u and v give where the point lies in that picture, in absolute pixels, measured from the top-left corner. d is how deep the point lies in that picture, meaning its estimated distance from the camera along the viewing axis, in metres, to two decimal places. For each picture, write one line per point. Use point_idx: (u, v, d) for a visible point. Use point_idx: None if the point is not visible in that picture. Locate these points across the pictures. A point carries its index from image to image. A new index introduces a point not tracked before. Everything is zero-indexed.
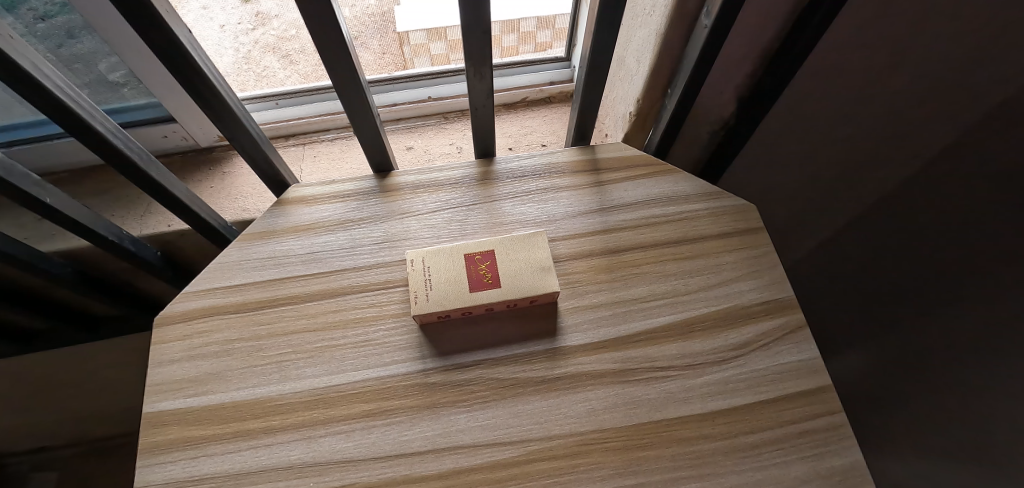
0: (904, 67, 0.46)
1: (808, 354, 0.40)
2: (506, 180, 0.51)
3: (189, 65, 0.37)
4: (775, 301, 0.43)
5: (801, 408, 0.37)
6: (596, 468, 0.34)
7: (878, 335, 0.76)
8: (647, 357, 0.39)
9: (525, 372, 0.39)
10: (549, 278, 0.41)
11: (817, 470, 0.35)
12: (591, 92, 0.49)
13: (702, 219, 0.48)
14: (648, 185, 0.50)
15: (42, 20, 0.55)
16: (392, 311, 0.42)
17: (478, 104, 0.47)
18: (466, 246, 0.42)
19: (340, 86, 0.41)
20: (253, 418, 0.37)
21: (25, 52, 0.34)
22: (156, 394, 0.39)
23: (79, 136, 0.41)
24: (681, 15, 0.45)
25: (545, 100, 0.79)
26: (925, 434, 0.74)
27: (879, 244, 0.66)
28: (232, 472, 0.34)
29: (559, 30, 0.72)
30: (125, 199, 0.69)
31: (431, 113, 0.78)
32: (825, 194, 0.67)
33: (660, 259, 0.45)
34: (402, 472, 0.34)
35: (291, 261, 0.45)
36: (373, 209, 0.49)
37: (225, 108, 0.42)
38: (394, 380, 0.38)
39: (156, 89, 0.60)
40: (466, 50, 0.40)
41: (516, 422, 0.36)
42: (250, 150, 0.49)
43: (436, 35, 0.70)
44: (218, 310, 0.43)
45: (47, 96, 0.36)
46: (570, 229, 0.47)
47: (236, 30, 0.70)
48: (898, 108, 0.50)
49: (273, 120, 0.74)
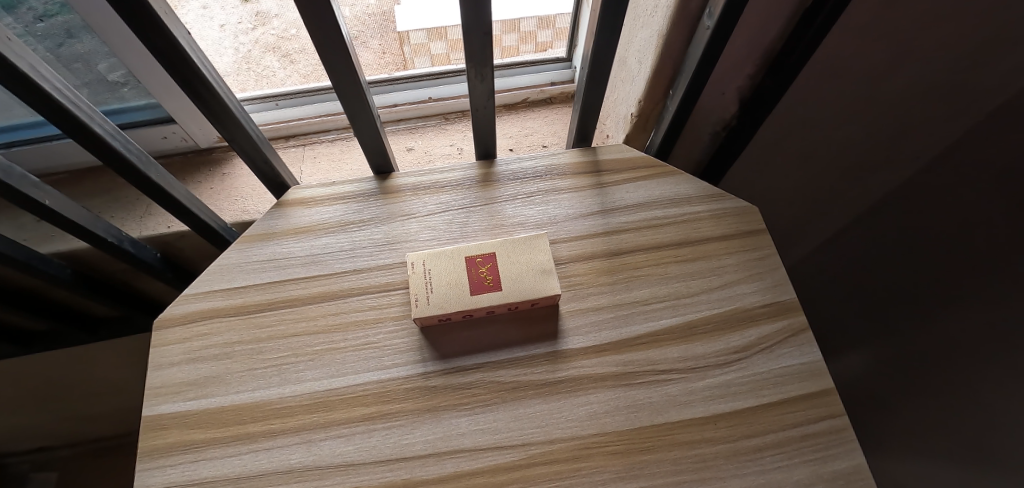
0: (906, 68, 0.46)
1: (811, 357, 0.40)
2: (507, 181, 0.50)
3: (187, 66, 0.37)
4: (777, 304, 0.43)
5: (803, 412, 0.37)
6: (597, 472, 0.34)
7: (879, 337, 0.75)
8: (648, 360, 0.39)
9: (526, 375, 0.39)
10: (550, 281, 0.41)
11: (820, 474, 0.34)
12: (592, 93, 0.48)
13: (704, 221, 0.48)
14: (650, 186, 0.50)
15: (42, 19, 0.55)
16: (393, 314, 0.41)
17: (478, 105, 0.47)
18: (467, 249, 0.42)
19: (340, 87, 0.41)
20: (253, 421, 0.37)
21: (23, 53, 0.34)
22: (155, 397, 0.38)
23: (78, 138, 0.41)
24: (683, 15, 0.45)
25: (546, 100, 0.78)
26: (928, 435, 0.73)
27: (880, 245, 0.66)
28: (232, 475, 0.34)
29: (560, 30, 0.72)
30: (125, 200, 0.69)
31: (432, 114, 0.78)
32: (827, 196, 0.66)
33: (661, 262, 0.45)
34: (402, 476, 0.34)
35: (291, 264, 0.45)
36: (373, 211, 0.48)
37: (224, 109, 0.42)
38: (394, 383, 0.38)
39: (156, 89, 0.60)
40: (467, 51, 0.39)
41: (518, 425, 0.36)
42: (249, 152, 0.48)
43: (436, 35, 0.70)
44: (218, 313, 0.42)
45: (45, 97, 0.36)
46: (572, 231, 0.46)
47: (236, 30, 0.70)
48: (900, 108, 0.50)
49: (274, 120, 0.74)
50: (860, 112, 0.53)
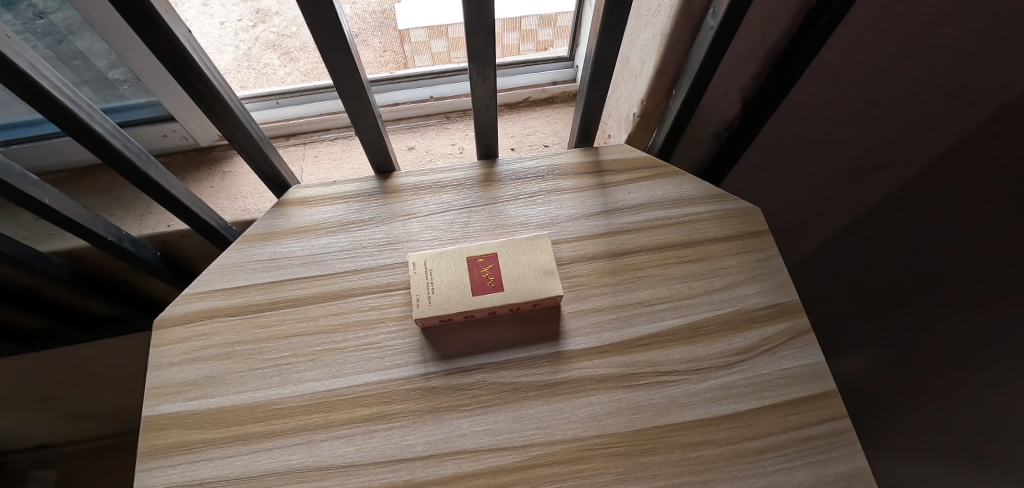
0: (909, 68, 0.45)
1: (813, 359, 0.40)
2: (508, 181, 0.50)
3: (187, 65, 0.37)
4: (779, 305, 0.43)
5: (805, 414, 0.37)
6: (598, 474, 0.34)
7: (881, 338, 0.75)
8: (650, 361, 0.39)
9: (527, 376, 0.38)
10: (552, 282, 0.40)
11: (822, 476, 0.34)
12: (595, 94, 0.48)
13: (706, 222, 0.47)
14: (651, 187, 0.50)
15: (42, 16, 0.54)
16: (394, 314, 0.41)
17: (480, 104, 0.46)
18: (468, 249, 0.42)
19: (341, 86, 0.41)
20: (253, 422, 0.36)
21: (22, 51, 0.34)
22: (156, 397, 0.38)
23: (77, 136, 0.41)
24: (686, 14, 0.45)
25: (547, 99, 0.78)
26: (930, 436, 0.73)
27: (882, 245, 0.66)
28: (232, 476, 0.34)
29: (561, 29, 0.72)
30: (124, 199, 0.69)
31: (433, 113, 0.78)
32: (829, 197, 0.66)
33: (663, 262, 0.45)
34: (402, 477, 0.34)
35: (291, 264, 0.45)
36: (374, 211, 0.48)
37: (224, 108, 0.42)
38: (396, 383, 0.38)
39: (156, 88, 0.60)
40: (469, 50, 0.39)
41: (519, 427, 0.36)
42: (250, 151, 0.48)
43: (437, 33, 0.70)
44: (218, 313, 0.42)
45: (44, 96, 0.36)
46: (574, 232, 0.46)
47: (236, 28, 0.70)
48: (903, 108, 0.49)
49: (274, 119, 0.74)
50: (861, 114, 0.53)
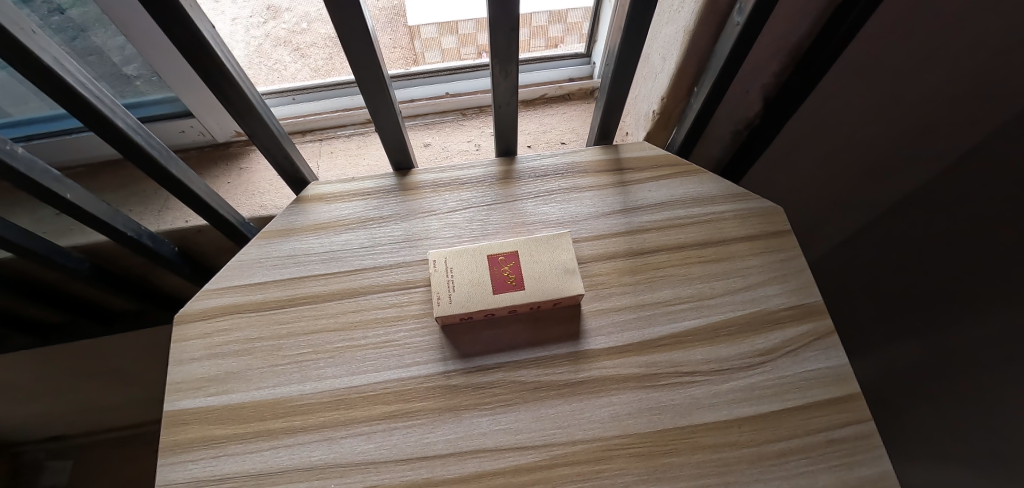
0: (936, 67, 0.44)
1: (837, 362, 0.39)
2: (528, 179, 0.50)
3: (211, 61, 0.37)
4: (802, 306, 0.42)
5: (831, 416, 0.37)
6: (619, 474, 0.34)
7: (902, 339, 0.74)
8: (672, 362, 0.39)
9: (547, 375, 0.38)
10: (573, 281, 0.40)
11: (846, 480, 0.34)
12: (617, 91, 0.47)
13: (728, 222, 0.47)
14: (673, 185, 0.49)
15: (59, 12, 0.55)
16: (414, 312, 0.41)
17: (501, 102, 0.46)
18: (489, 247, 0.42)
19: (363, 81, 0.41)
20: (274, 418, 0.36)
21: (48, 46, 0.34)
22: (176, 393, 0.38)
23: (100, 131, 0.41)
24: (710, 11, 0.44)
25: (563, 96, 0.76)
26: (954, 439, 0.72)
27: (904, 243, 0.65)
28: (254, 471, 0.34)
29: (572, 25, 0.73)
30: (141, 194, 0.69)
31: (449, 109, 0.76)
32: (851, 195, 0.65)
33: (684, 262, 0.44)
34: (423, 475, 0.34)
35: (311, 260, 0.45)
36: (393, 208, 0.48)
37: (246, 104, 0.41)
38: (416, 382, 0.38)
39: (176, 85, 0.60)
40: (492, 48, 0.39)
41: (540, 426, 0.36)
42: (270, 147, 0.48)
43: (448, 29, 0.72)
44: (239, 309, 0.42)
45: (69, 92, 0.36)
46: (594, 230, 0.46)
47: (247, 23, 0.73)
48: (928, 108, 0.49)
49: (290, 115, 0.73)
50: (884, 114, 0.52)
